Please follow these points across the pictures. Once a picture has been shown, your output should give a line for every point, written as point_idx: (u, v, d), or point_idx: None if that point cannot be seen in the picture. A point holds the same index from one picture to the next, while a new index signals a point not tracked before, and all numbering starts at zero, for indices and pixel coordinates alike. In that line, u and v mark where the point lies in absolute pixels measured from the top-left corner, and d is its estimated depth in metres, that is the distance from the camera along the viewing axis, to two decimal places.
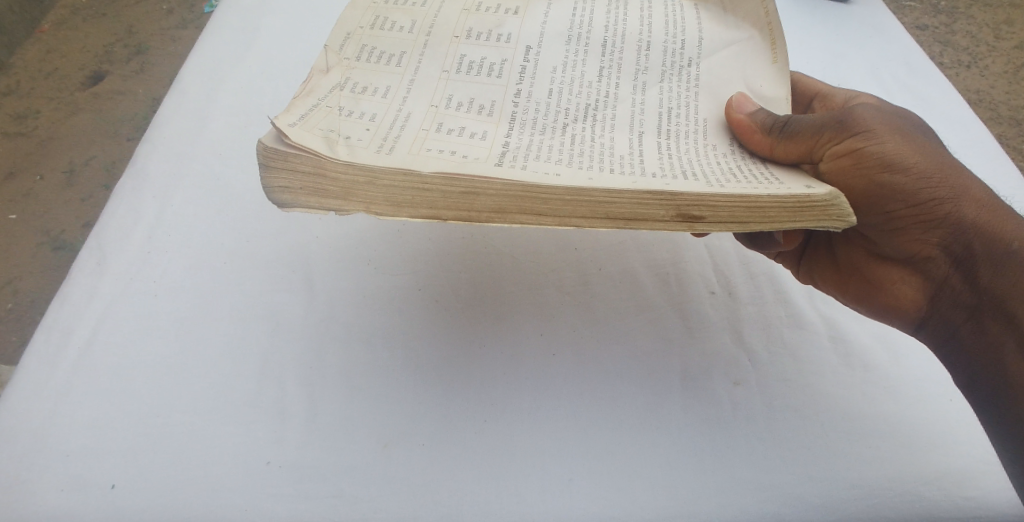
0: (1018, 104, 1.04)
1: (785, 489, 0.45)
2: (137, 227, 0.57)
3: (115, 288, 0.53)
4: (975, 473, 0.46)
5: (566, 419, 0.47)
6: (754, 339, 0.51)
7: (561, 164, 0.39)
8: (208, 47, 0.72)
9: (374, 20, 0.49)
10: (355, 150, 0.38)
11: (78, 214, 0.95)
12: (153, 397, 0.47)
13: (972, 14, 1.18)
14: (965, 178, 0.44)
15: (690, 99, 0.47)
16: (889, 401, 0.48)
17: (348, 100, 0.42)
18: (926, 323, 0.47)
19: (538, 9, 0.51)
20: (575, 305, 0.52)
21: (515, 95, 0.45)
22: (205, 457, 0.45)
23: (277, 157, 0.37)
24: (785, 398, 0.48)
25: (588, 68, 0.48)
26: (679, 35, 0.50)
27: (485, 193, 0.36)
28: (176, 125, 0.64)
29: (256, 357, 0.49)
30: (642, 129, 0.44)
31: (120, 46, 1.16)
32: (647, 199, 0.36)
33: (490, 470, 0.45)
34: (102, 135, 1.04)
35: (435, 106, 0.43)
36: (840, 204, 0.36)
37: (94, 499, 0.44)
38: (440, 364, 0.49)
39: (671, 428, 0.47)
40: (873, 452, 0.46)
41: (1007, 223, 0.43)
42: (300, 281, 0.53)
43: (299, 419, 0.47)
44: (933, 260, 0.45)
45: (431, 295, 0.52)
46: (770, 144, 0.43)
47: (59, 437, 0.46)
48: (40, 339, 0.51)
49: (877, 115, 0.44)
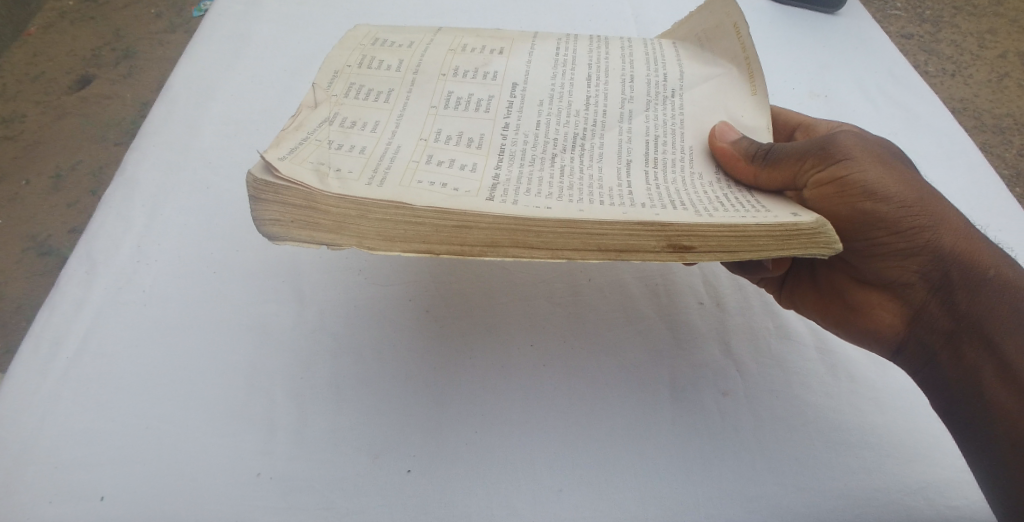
0: (1001, 112, 1.06)
1: (770, 500, 0.45)
2: (126, 237, 0.57)
3: (105, 298, 0.53)
4: (955, 481, 0.47)
5: (553, 433, 0.47)
6: (741, 350, 0.51)
7: (552, 198, 0.39)
8: (197, 55, 0.72)
9: (361, 59, 0.49)
10: (346, 182, 0.39)
11: (66, 220, 0.95)
12: (143, 408, 0.48)
13: (957, 22, 1.20)
14: (943, 207, 0.45)
15: (676, 127, 0.47)
16: (872, 411, 0.49)
17: (337, 134, 0.43)
18: (904, 347, 0.47)
19: (522, 48, 0.52)
20: (563, 319, 0.53)
21: (503, 129, 0.45)
22: (196, 469, 0.45)
23: (267, 188, 0.37)
24: (770, 409, 0.49)
25: (575, 99, 0.48)
26: (660, 70, 0.50)
27: (477, 227, 0.36)
28: (166, 134, 0.64)
29: (247, 368, 0.49)
30: (629, 160, 0.44)
31: (107, 50, 1.15)
32: (638, 230, 0.37)
33: (481, 479, 0.45)
34: (90, 140, 1.03)
35: (424, 140, 0.44)
36: (826, 231, 0.37)
37: (84, 511, 0.44)
38: (429, 376, 0.49)
39: (656, 441, 0.47)
40: (856, 462, 0.47)
41: (981, 251, 0.44)
42: (290, 293, 0.53)
43: (290, 432, 0.47)
44: (912, 285, 0.46)
45: (421, 306, 0.53)
46: (754, 172, 0.44)
47: (50, 449, 0.46)
48: (29, 351, 0.50)
49: (860, 142, 0.45)
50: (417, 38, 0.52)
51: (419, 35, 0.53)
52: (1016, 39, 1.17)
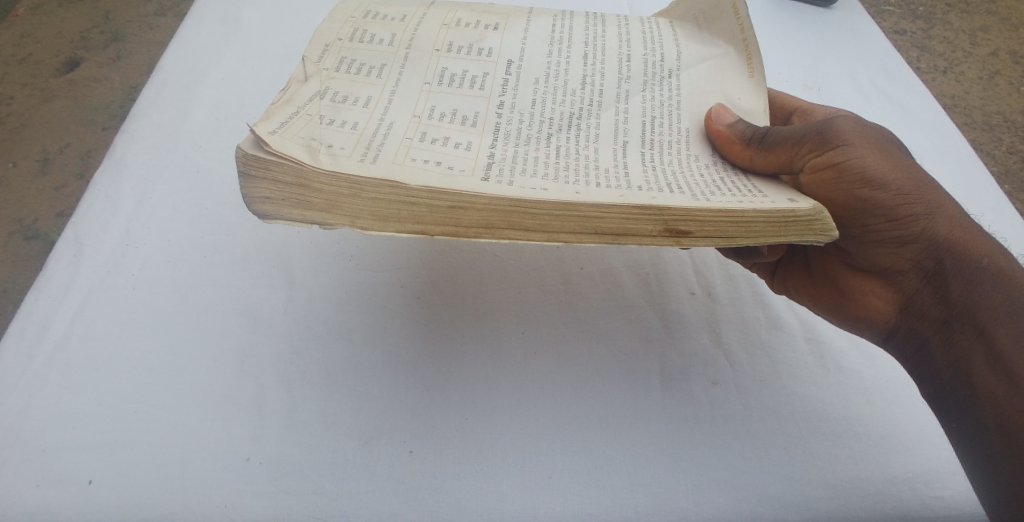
0: (992, 110, 1.06)
1: (758, 489, 0.46)
2: (114, 220, 0.56)
3: (93, 281, 0.52)
4: (942, 473, 0.47)
5: (543, 420, 0.47)
6: (731, 339, 0.52)
7: (548, 179, 0.39)
8: (187, 37, 0.71)
9: (352, 33, 0.48)
10: (338, 159, 0.38)
11: (52, 203, 0.93)
12: (130, 391, 0.47)
13: (949, 20, 1.21)
14: (939, 194, 0.45)
15: (673, 109, 0.47)
16: (861, 403, 0.50)
17: (328, 109, 0.42)
18: (895, 334, 0.48)
19: (517, 25, 0.51)
20: (555, 305, 0.53)
21: (499, 106, 0.45)
22: (183, 454, 0.45)
23: (257, 164, 0.37)
24: (760, 398, 0.49)
25: (571, 78, 0.48)
26: (657, 49, 0.50)
27: (473, 208, 0.36)
28: (154, 117, 0.63)
29: (235, 352, 0.49)
30: (626, 141, 0.44)
31: (96, 32, 1.13)
32: (635, 213, 0.37)
33: (471, 465, 0.45)
34: (77, 122, 1.02)
35: (418, 117, 0.43)
36: (823, 217, 0.37)
37: (72, 494, 0.44)
38: (420, 362, 0.49)
39: (646, 428, 0.47)
40: (845, 452, 0.47)
41: (976, 239, 0.44)
42: (280, 277, 0.53)
43: (277, 417, 0.46)
44: (906, 273, 0.46)
45: (414, 292, 0.52)
46: (750, 155, 0.44)
47: (34, 434, 0.45)
48: (14, 334, 0.50)
49: (859, 128, 0.45)
50: (409, 11, 0.51)
51: (412, 8, 0.52)
52: (1007, 38, 1.18)
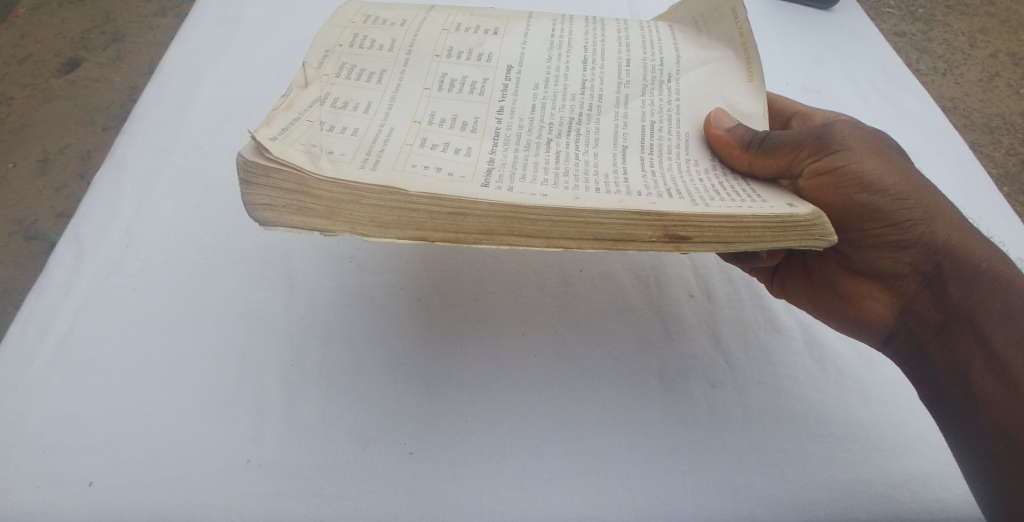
0: (991, 112, 1.07)
1: (757, 490, 0.46)
2: (114, 222, 0.56)
3: (93, 282, 0.52)
4: (940, 475, 0.47)
5: (543, 422, 0.47)
6: (730, 342, 0.52)
7: (548, 185, 0.39)
8: (187, 39, 0.71)
9: (352, 38, 0.48)
10: (339, 165, 0.38)
11: (53, 203, 0.93)
12: (131, 393, 0.47)
13: (949, 22, 1.21)
14: (938, 198, 0.45)
15: (673, 114, 0.47)
16: (860, 405, 0.50)
17: (329, 115, 0.42)
18: (893, 337, 0.48)
19: (517, 29, 0.52)
20: (555, 308, 0.53)
21: (499, 111, 0.45)
22: (183, 455, 0.45)
23: (258, 171, 0.37)
24: (759, 401, 0.49)
25: (571, 83, 0.48)
26: (657, 53, 0.50)
27: (473, 214, 0.36)
28: (155, 118, 0.63)
29: (235, 354, 0.49)
30: (625, 146, 0.44)
31: (97, 33, 1.13)
32: (634, 219, 0.37)
33: (471, 467, 0.45)
34: (77, 123, 1.02)
35: (418, 122, 0.43)
36: (822, 223, 0.37)
37: (72, 496, 0.44)
38: (420, 364, 0.49)
39: (645, 430, 0.48)
40: (844, 454, 0.48)
41: (974, 243, 0.45)
42: (281, 279, 0.53)
43: (278, 419, 0.47)
44: (904, 277, 0.46)
45: (414, 294, 0.52)
46: (749, 160, 0.44)
47: (35, 436, 0.46)
48: (15, 335, 0.50)
49: (858, 132, 0.45)
50: (409, 15, 0.51)
51: (412, 12, 0.52)
52: (1007, 39, 1.18)
